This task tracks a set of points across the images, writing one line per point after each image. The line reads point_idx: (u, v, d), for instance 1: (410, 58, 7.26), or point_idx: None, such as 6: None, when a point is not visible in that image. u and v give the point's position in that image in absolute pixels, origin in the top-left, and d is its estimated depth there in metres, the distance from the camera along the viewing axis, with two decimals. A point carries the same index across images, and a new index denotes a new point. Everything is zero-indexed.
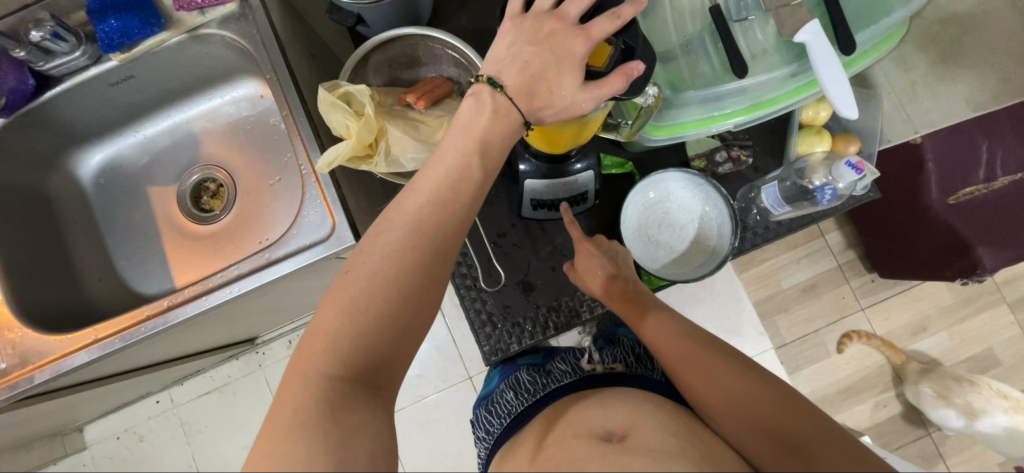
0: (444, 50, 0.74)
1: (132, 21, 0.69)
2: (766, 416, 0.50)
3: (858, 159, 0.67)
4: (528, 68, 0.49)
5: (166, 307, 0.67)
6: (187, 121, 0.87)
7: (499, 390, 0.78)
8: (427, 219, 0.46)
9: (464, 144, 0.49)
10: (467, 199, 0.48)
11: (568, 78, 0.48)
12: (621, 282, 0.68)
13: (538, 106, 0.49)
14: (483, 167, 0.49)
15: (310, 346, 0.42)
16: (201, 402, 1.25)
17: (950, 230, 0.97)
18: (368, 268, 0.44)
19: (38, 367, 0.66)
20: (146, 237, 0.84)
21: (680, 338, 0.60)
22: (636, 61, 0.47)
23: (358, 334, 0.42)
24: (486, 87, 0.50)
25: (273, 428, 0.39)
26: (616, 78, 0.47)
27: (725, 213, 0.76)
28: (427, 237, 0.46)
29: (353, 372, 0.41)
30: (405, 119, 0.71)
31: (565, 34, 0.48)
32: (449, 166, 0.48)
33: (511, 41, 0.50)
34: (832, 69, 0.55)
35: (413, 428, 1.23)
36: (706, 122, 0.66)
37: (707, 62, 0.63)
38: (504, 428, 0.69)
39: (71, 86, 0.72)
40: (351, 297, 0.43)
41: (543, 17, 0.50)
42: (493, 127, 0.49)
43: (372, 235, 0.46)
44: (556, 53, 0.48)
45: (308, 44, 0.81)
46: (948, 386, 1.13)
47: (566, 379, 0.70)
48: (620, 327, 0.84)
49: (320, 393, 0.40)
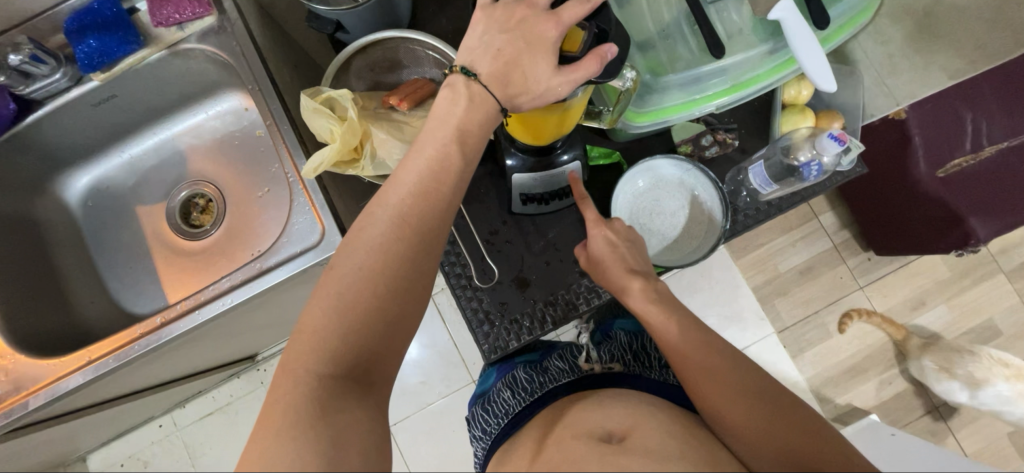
0: (424, 51, 0.74)
1: (111, 40, 0.70)
2: (772, 429, 0.49)
3: (840, 131, 0.68)
4: (501, 56, 0.49)
5: (159, 324, 0.67)
6: (172, 138, 0.87)
7: (496, 389, 0.77)
8: (410, 211, 0.46)
9: (442, 135, 0.49)
10: (449, 190, 0.48)
11: (541, 63, 0.48)
12: (642, 277, 0.62)
13: (513, 92, 0.49)
14: (462, 156, 0.49)
15: (298, 346, 0.42)
16: (204, 424, 1.24)
17: (940, 202, 0.98)
18: (355, 264, 0.44)
19: (33, 393, 0.65)
20: (137, 257, 0.84)
21: (691, 340, 0.56)
22: (610, 43, 0.48)
23: (346, 331, 0.42)
24: (460, 77, 0.50)
25: (265, 430, 0.39)
26: (591, 61, 0.47)
27: (715, 197, 0.77)
28: (411, 229, 0.46)
29: (344, 369, 0.41)
30: (390, 121, 0.72)
31: (535, 20, 0.49)
32: (428, 157, 0.48)
33: (484, 31, 0.50)
34: (806, 43, 0.56)
35: (420, 436, 1.22)
36: (689, 105, 0.66)
37: (684, 45, 0.64)
38: (502, 428, 0.69)
39: (52, 109, 0.72)
40: (338, 294, 0.43)
41: (513, 4, 0.50)
42: (470, 116, 0.49)
43: (356, 231, 0.46)
44: (528, 39, 0.48)
45: (289, 54, 0.81)
46: (950, 358, 1.13)
47: (564, 378, 0.70)
48: (616, 320, 0.86)
49: (310, 392, 0.40)
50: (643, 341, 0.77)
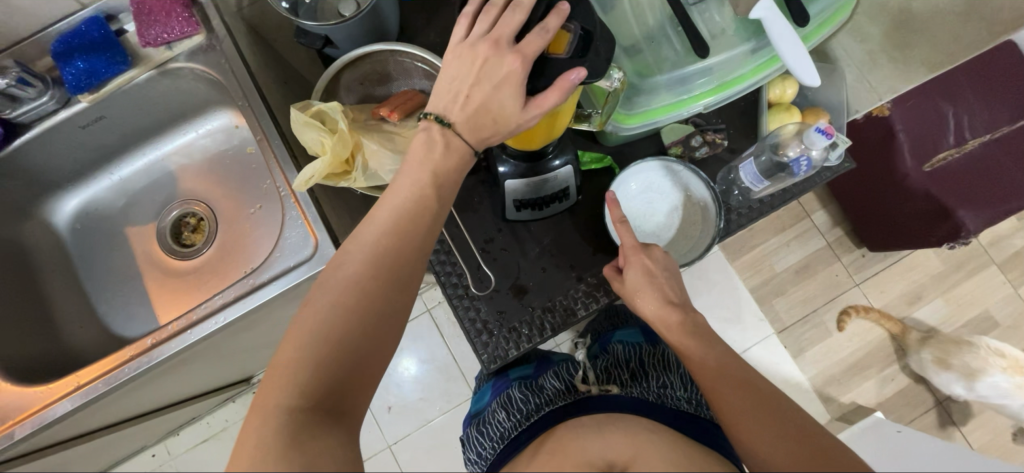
0: (414, 63, 0.75)
1: (99, 61, 0.70)
2: (740, 385, 0.53)
3: (827, 124, 0.67)
4: (471, 102, 0.51)
5: (149, 346, 0.65)
6: (162, 159, 0.86)
7: (492, 409, 0.76)
8: (384, 247, 0.47)
9: (416, 179, 0.50)
10: (424, 230, 0.49)
11: (508, 102, 0.50)
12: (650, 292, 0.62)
13: (486, 135, 0.52)
14: (438, 200, 0.51)
15: (271, 381, 0.41)
16: (199, 451, 1.20)
17: (929, 197, 0.98)
18: (328, 302, 0.44)
19: (18, 422, 0.63)
20: (127, 279, 0.82)
21: (718, 359, 0.57)
22: (576, 69, 0.48)
23: (322, 362, 0.42)
24: (435, 125, 0.52)
25: (240, 463, 0.38)
26: (554, 92, 0.48)
27: (707, 196, 0.77)
28: (383, 266, 0.46)
29: (321, 398, 0.41)
30: (380, 132, 0.72)
31: (498, 60, 0.49)
32: (404, 200, 0.49)
33: (454, 69, 0.52)
34: (788, 40, 0.58)
35: (421, 454, 1.19)
36: (677, 106, 0.66)
37: (669, 47, 0.65)
38: (499, 453, 0.67)
39: (39, 132, 0.72)
40: (310, 330, 0.43)
41: (478, 40, 0.51)
42: (446, 162, 0.51)
43: (331, 267, 0.47)
44: (493, 83, 0.50)
45: (278, 71, 0.82)
46: (948, 349, 1.12)
47: (559, 401, 0.67)
48: (615, 333, 0.88)
49: (281, 426, 0.39)
50: (641, 362, 0.77)
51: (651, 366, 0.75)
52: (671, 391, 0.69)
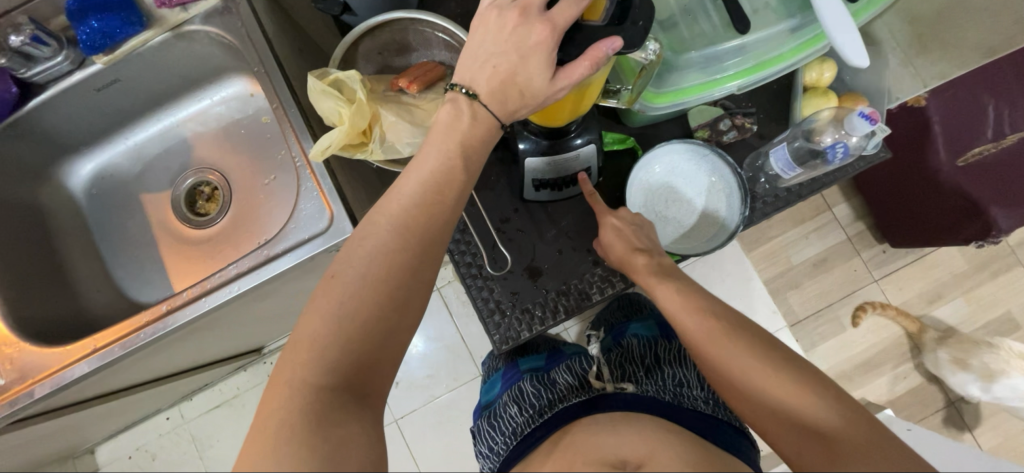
0: (434, 33, 0.72)
1: (113, 20, 0.68)
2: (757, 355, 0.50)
3: (871, 109, 0.63)
4: (498, 74, 0.48)
5: (164, 312, 0.65)
6: (176, 125, 0.85)
7: (503, 403, 0.76)
8: (413, 219, 0.46)
9: (446, 149, 0.49)
10: (451, 202, 0.48)
11: (537, 73, 0.47)
12: (673, 283, 0.60)
13: (513, 108, 0.50)
14: (464, 174, 0.49)
15: (296, 355, 0.41)
16: (212, 416, 1.23)
17: (961, 194, 0.94)
18: (356, 272, 0.43)
19: (38, 381, 0.64)
20: (142, 246, 0.83)
21: None
22: (610, 38, 0.46)
23: (345, 338, 0.41)
24: (462, 96, 0.50)
25: (258, 439, 0.38)
26: (584, 61, 0.46)
27: (732, 182, 0.75)
28: (412, 238, 0.45)
29: (342, 376, 0.40)
30: (398, 103, 0.69)
31: (528, 29, 0.47)
32: (432, 168, 0.48)
33: (481, 38, 0.49)
34: (838, 15, 0.54)
35: (427, 430, 1.20)
36: (709, 85, 0.63)
37: (706, 21, 0.61)
38: (510, 448, 0.66)
39: (55, 93, 0.71)
40: (339, 303, 0.42)
41: (505, 7, 0.49)
42: (473, 133, 0.49)
43: (357, 239, 0.46)
44: (521, 53, 0.47)
45: (295, 38, 0.80)
46: (967, 349, 1.10)
47: (574, 398, 0.66)
48: (629, 325, 0.87)
49: (306, 404, 0.39)
50: (655, 358, 0.76)
51: (666, 364, 0.74)
52: (688, 389, 0.68)
